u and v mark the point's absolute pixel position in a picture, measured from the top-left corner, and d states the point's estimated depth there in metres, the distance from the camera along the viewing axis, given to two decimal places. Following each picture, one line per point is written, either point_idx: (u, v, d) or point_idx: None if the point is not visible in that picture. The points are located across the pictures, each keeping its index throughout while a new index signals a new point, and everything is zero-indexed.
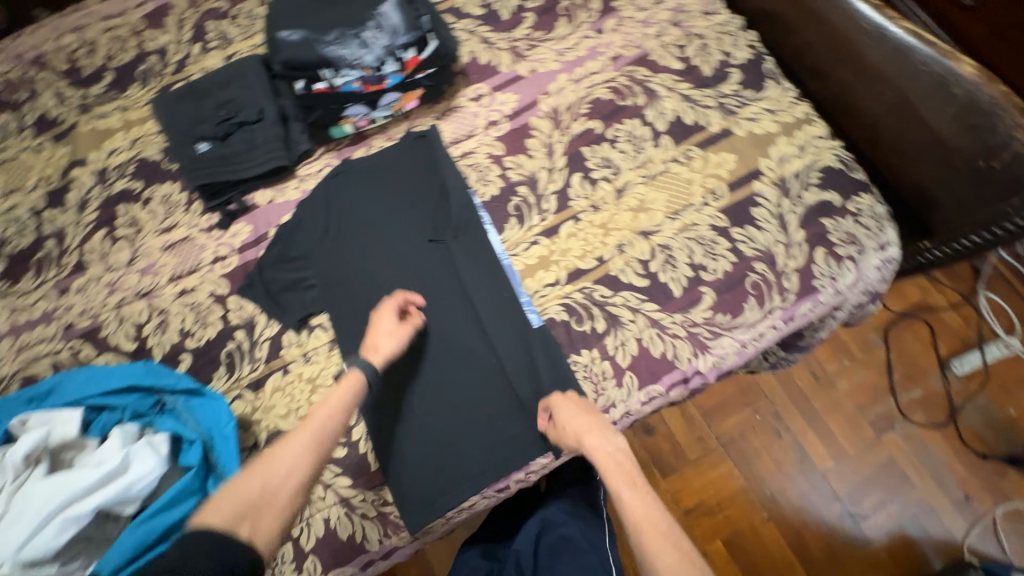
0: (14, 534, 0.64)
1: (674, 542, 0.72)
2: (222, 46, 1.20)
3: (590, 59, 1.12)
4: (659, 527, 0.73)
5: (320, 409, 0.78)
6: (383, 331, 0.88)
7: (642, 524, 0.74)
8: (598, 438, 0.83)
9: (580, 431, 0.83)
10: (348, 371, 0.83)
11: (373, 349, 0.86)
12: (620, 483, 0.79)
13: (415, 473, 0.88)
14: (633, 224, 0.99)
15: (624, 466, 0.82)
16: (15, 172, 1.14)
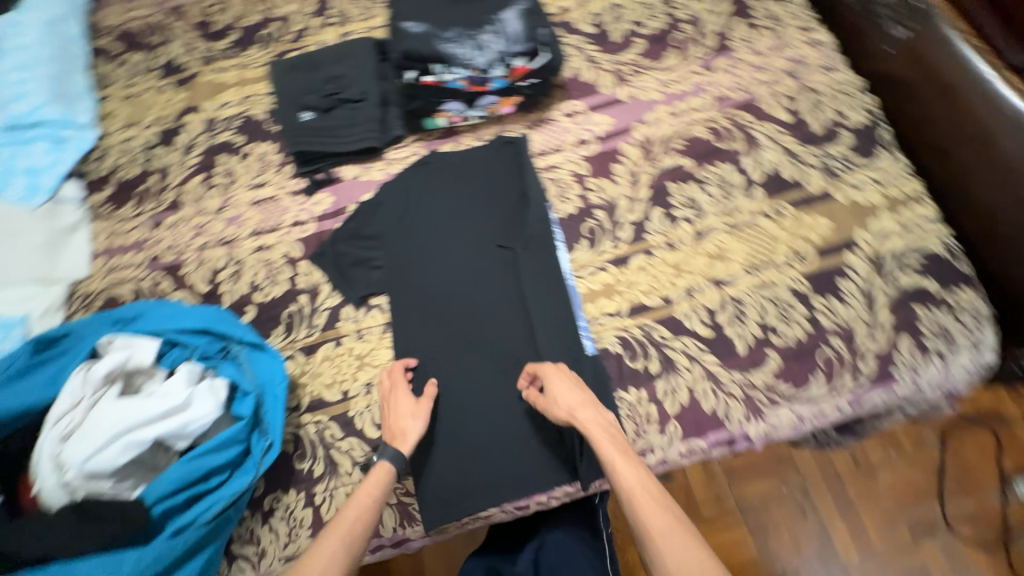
0: (80, 446, 0.68)
1: (667, 507, 0.70)
2: (340, 23, 1.26)
3: (694, 95, 1.10)
4: (653, 496, 0.71)
5: (349, 508, 0.75)
6: (406, 414, 0.86)
7: (635, 492, 0.71)
8: (590, 411, 0.80)
9: (572, 402, 0.81)
10: (377, 462, 0.81)
11: (401, 435, 0.84)
12: (611, 452, 0.75)
13: (442, 472, 0.89)
14: (707, 271, 0.96)
15: (614, 434, 0.78)
16: (137, 108, 1.24)
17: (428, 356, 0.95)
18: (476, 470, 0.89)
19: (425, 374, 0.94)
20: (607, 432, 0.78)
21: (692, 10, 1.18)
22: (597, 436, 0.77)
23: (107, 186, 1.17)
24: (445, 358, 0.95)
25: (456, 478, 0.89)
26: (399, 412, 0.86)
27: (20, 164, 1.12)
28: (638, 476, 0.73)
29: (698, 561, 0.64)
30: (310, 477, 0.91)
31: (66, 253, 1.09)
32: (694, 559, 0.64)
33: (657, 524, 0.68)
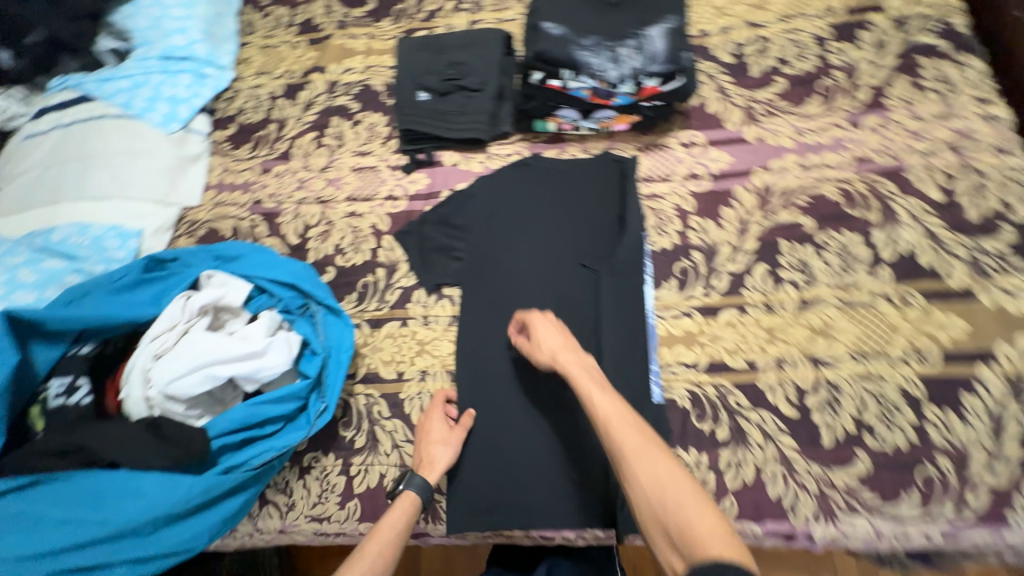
0: (166, 368, 0.72)
1: (638, 429, 0.69)
2: (472, 10, 1.27)
3: (831, 150, 1.00)
4: (625, 421, 0.70)
5: (373, 541, 0.75)
6: (436, 441, 0.86)
7: (611, 419, 0.70)
8: (571, 354, 0.80)
9: (553, 346, 0.81)
10: (402, 491, 0.81)
11: (429, 463, 0.84)
12: (588, 386, 0.75)
13: (475, 482, 0.87)
14: (806, 345, 0.86)
15: (592, 372, 0.78)
16: (271, 58, 1.32)
17: (486, 361, 0.94)
18: (508, 489, 0.86)
19: (480, 378, 0.93)
20: (587, 369, 0.78)
21: (849, 56, 1.07)
22: (575, 374, 0.77)
23: (231, 126, 1.25)
24: (503, 365, 0.93)
25: (488, 491, 0.86)
26: (430, 438, 0.86)
27: (162, 92, 1.19)
28: (613, 402, 0.72)
29: (670, 475, 0.63)
30: (350, 447, 0.93)
31: (185, 179, 1.17)
32: (664, 470, 0.63)
33: (629, 444, 0.67)
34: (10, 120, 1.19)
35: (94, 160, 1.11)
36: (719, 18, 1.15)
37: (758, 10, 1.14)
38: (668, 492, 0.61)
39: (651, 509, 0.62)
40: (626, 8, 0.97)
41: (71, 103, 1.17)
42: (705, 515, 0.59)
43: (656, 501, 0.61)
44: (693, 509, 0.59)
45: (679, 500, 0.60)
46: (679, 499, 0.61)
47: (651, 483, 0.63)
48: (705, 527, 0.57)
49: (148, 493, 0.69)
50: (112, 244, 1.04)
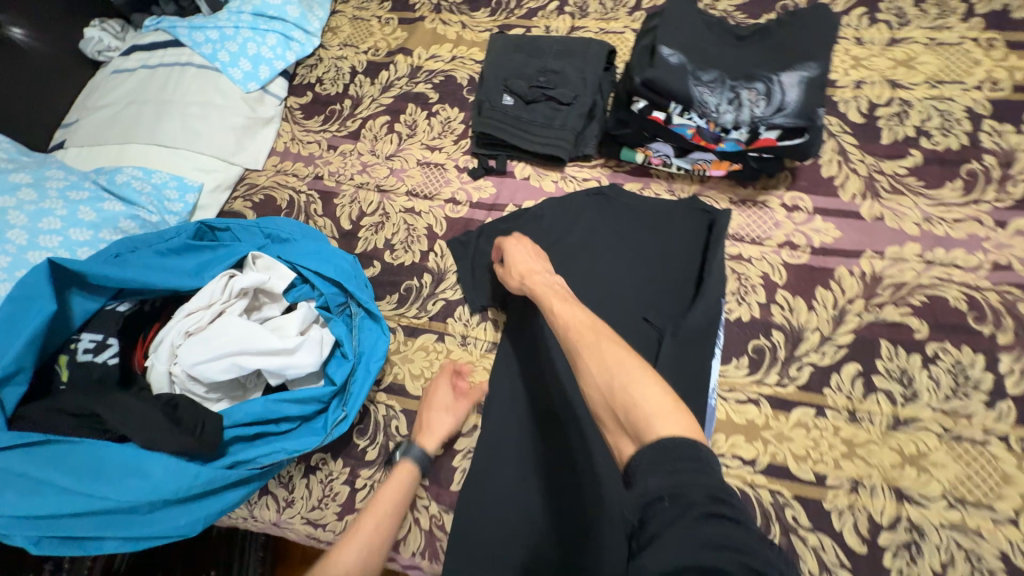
0: (194, 347, 0.69)
1: (592, 328, 0.69)
2: (575, 14, 1.17)
3: (964, 247, 0.85)
4: (583, 325, 0.70)
5: (368, 517, 0.76)
6: (439, 408, 0.85)
7: (571, 327, 0.70)
8: (541, 278, 0.80)
9: (524, 269, 0.82)
10: (399, 462, 0.81)
11: (428, 428, 0.84)
12: (551, 300, 0.75)
13: (468, 541, 0.76)
14: (890, 472, 0.74)
15: (559, 290, 0.78)
16: (359, 32, 1.28)
17: (512, 405, 0.84)
18: (504, 559, 0.73)
19: (502, 426, 0.82)
20: (554, 289, 0.78)
21: (1007, 140, 0.90)
22: (544, 293, 0.78)
23: (308, 94, 1.23)
24: (535, 407, 0.82)
25: (481, 557, 0.74)
26: (433, 405, 0.85)
27: (247, 49, 1.17)
28: (574, 309, 0.73)
29: (619, 362, 0.62)
30: (360, 457, 0.88)
31: (252, 141, 1.15)
32: (615, 358, 0.62)
33: (583, 342, 0.67)
34: (101, 52, 1.19)
35: (170, 106, 1.10)
36: (854, 68, 1.00)
37: (905, 68, 0.99)
38: (617, 376, 0.60)
39: (601, 395, 0.60)
40: (756, 42, 0.87)
41: (161, 45, 1.17)
42: (653, 394, 0.56)
43: (606, 387, 0.60)
44: (641, 389, 0.57)
45: (626, 383, 0.59)
46: (627, 383, 0.59)
47: (602, 372, 0.62)
48: (650, 406, 0.55)
49: (154, 474, 0.65)
50: (171, 195, 1.03)
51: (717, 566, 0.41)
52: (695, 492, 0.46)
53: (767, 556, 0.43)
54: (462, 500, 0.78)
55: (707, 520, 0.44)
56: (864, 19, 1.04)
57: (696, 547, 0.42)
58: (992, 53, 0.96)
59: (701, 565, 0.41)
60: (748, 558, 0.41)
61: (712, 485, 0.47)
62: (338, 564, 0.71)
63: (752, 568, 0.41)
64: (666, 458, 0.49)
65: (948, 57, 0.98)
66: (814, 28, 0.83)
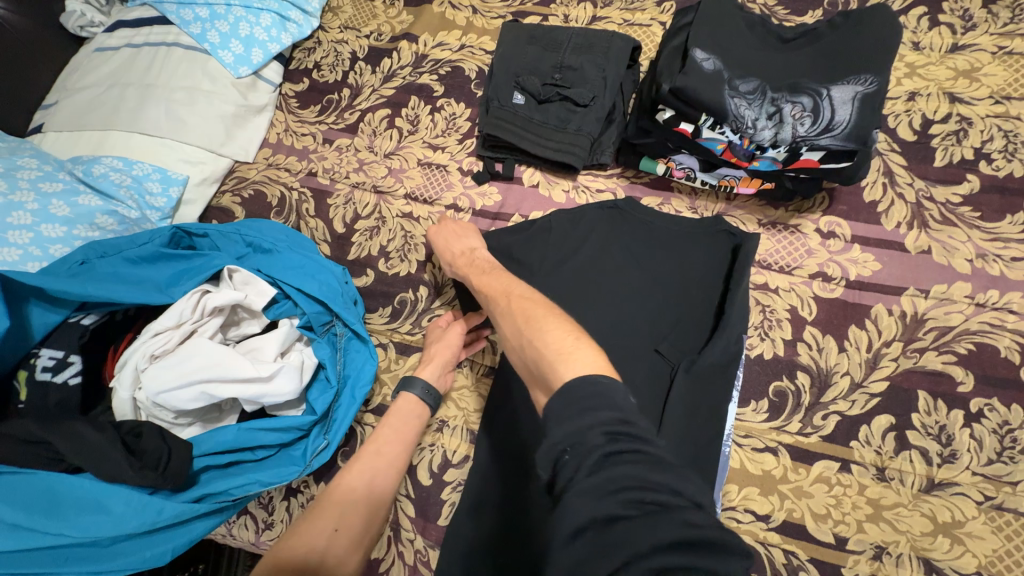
0: (160, 374, 0.63)
1: (505, 291, 0.64)
2: (598, 2, 1.06)
3: (1021, 291, 0.76)
4: (498, 293, 0.65)
5: (370, 450, 0.74)
6: (439, 339, 0.84)
7: (493, 295, 0.66)
8: (466, 258, 0.79)
9: (453, 253, 0.81)
10: (402, 396, 0.80)
11: (428, 358, 0.83)
12: (471, 277, 0.73)
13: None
14: (919, 540, 0.67)
15: (479, 265, 0.75)
16: (362, 13, 1.18)
17: (502, 431, 0.76)
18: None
19: (494, 457, 0.75)
20: (480, 264, 0.76)
21: None
22: (467, 272, 0.76)
23: (304, 81, 1.14)
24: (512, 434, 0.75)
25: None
26: (432, 338, 0.85)
27: (239, 30, 1.07)
28: (492, 279, 0.69)
29: (528, 318, 0.56)
30: None
31: (242, 131, 1.07)
32: (528, 312, 0.57)
33: (501, 308, 0.62)
34: (84, 27, 1.11)
35: (153, 90, 1.02)
36: (908, 77, 0.89)
37: (969, 79, 0.87)
38: (526, 329, 0.54)
39: (519, 360, 0.54)
40: (804, 46, 0.77)
41: (147, 22, 1.08)
42: (556, 339, 0.50)
43: (519, 345, 0.55)
44: (544, 338, 0.51)
45: (532, 335, 0.53)
46: (536, 337, 0.52)
47: (515, 337, 0.56)
48: (553, 349, 0.49)
49: (113, 510, 0.60)
50: (153, 189, 0.96)
51: (618, 514, 0.36)
52: (590, 434, 0.39)
53: (673, 484, 0.37)
54: (446, 539, 0.73)
55: (603, 463, 0.38)
56: (924, 21, 0.92)
57: (591, 496, 0.37)
58: None
59: (597, 517, 0.36)
60: (645, 494, 0.36)
61: (610, 421, 0.40)
62: (345, 483, 0.69)
63: (651, 504, 0.36)
64: (564, 401, 0.43)
65: (1018, 69, 0.86)
66: (875, 35, 0.72)
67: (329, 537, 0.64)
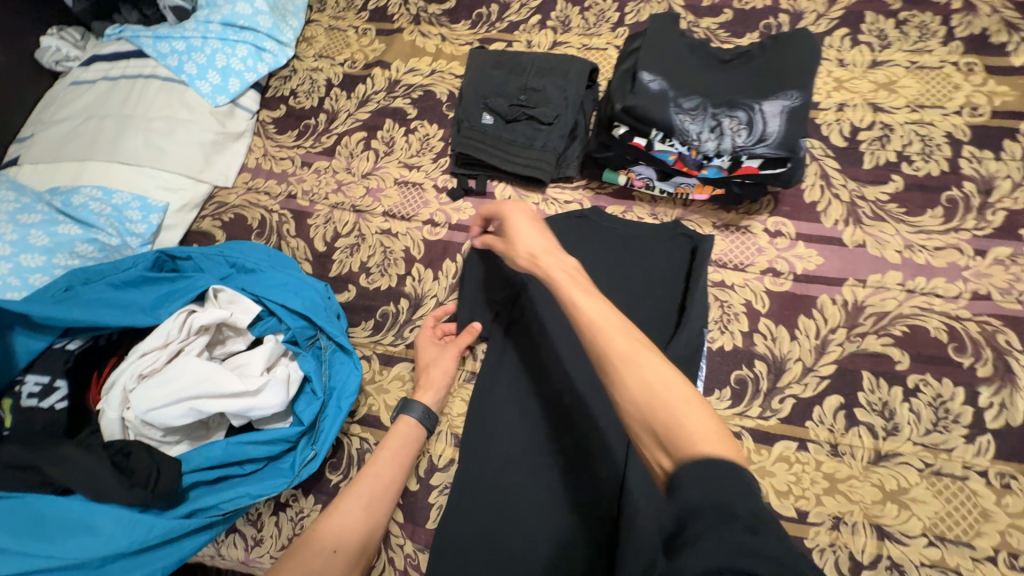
0: (150, 394, 0.65)
1: (620, 322, 0.52)
2: (558, 29, 1.14)
3: (945, 277, 0.84)
4: (607, 322, 0.52)
5: (367, 475, 0.74)
6: (434, 363, 0.86)
7: (597, 324, 0.52)
8: (555, 260, 0.64)
9: (533, 251, 0.66)
10: (399, 419, 0.80)
11: (427, 385, 0.84)
12: (570, 291, 0.57)
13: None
14: (871, 508, 0.74)
15: (574, 274, 0.61)
16: (335, 43, 1.23)
17: (497, 433, 0.79)
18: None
19: (488, 457, 0.78)
20: (569, 274, 0.61)
21: (986, 167, 0.90)
22: (556, 278, 0.60)
23: (281, 108, 1.18)
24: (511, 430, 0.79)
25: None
26: (425, 362, 0.86)
27: (216, 61, 1.11)
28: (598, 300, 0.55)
29: (659, 375, 0.47)
30: (332, 493, 0.84)
31: (221, 157, 1.10)
32: (654, 369, 0.48)
33: (615, 344, 0.50)
34: (59, 62, 1.13)
35: (132, 121, 1.05)
36: (837, 90, 0.99)
37: (887, 91, 0.98)
38: (652, 379, 0.47)
39: (636, 410, 0.47)
40: (740, 66, 0.85)
41: (123, 56, 1.11)
42: (692, 409, 0.45)
43: (643, 398, 0.46)
44: (686, 411, 0.45)
45: (670, 400, 0.45)
46: (670, 397, 0.46)
47: (638, 385, 0.47)
48: (694, 424, 0.44)
49: (103, 530, 0.61)
50: (133, 216, 0.98)
51: None
52: (736, 507, 0.38)
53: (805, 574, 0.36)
54: (442, 530, 0.75)
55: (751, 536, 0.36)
56: (847, 40, 1.02)
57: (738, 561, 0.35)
58: (971, 78, 0.96)
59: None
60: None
61: (754, 505, 0.38)
62: (342, 510, 0.69)
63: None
64: (709, 471, 0.40)
65: (929, 81, 0.97)
66: (797, 56, 0.82)
67: (326, 560, 0.64)
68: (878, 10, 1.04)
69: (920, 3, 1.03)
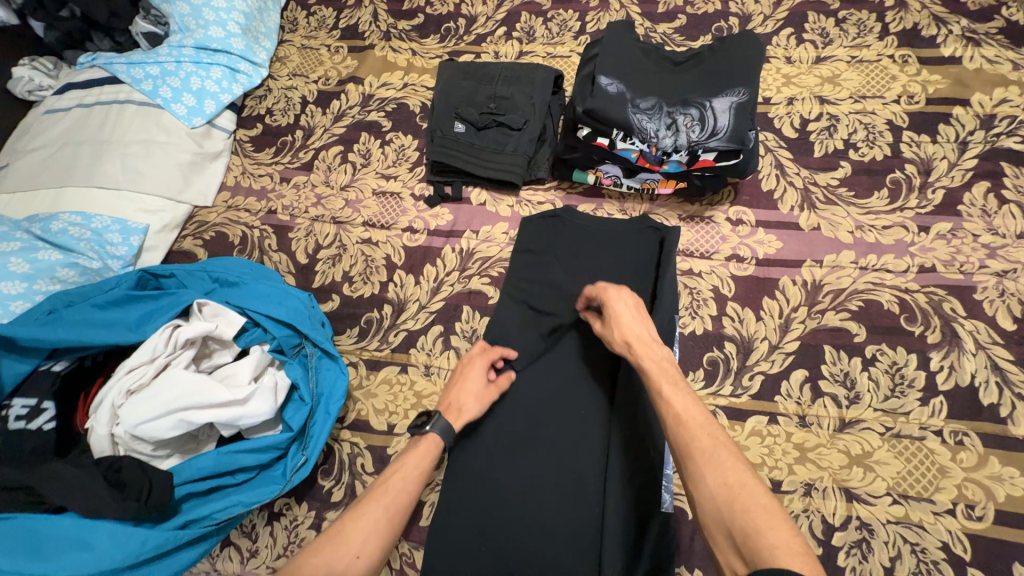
0: (139, 408, 0.66)
1: (707, 426, 0.56)
2: (523, 40, 1.19)
3: (894, 253, 0.90)
4: (695, 421, 0.57)
5: (395, 478, 0.67)
6: (469, 391, 0.79)
7: (685, 421, 0.57)
8: (652, 354, 0.67)
9: (629, 335, 0.69)
10: (426, 433, 0.73)
11: (455, 411, 0.77)
12: (659, 385, 0.62)
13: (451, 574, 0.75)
14: (839, 473, 0.78)
15: (669, 372, 0.64)
16: (309, 62, 1.27)
17: (492, 427, 0.82)
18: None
19: (488, 453, 0.81)
20: (662, 366, 0.65)
21: (924, 150, 0.97)
22: (652, 375, 0.64)
23: (258, 126, 1.21)
24: (512, 427, 0.82)
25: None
26: (465, 388, 0.79)
27: (190, 83, 1.13)
28: (689, 401, 0.59)
29: (740, 479, 0.51)
30: (326, 498, 0.85)
31: (200, 177, 1.12)
32: (737, 474, 0.51)
33: (700, 443, 0.55)
34: (32, 91, 1.14)
35: (109, 146, 1.06)
36: (785, 86, 1.06)
37: (831, 84, 1.05)
38: (733, 483, 0.51)
39: (714, 511, 0.50)
40: (692, 68, 0.91)
41: (98, 83, 1.13)
42: (776, 525, 0.47)
43: (723, 501, 0.50)
44: (770, 524, 0.47)
45: (751, 508, 0.49)
46: (751, 506, 0.49)
47: (718, 486, 0.51)
48: (774, 537, 0.46)
49: (98, 546, 0.62)
50: (113, 239, 0.99)
51: None
52: None
53: None
54: (437, 520, 0.78)
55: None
56: (791, 39, 1.09)
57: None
58: (906, 69, 1.03)
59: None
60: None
61: None
62: (365, 515, 0.63)
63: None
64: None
65: (869, 73, 1.04)
66: (743, 56, 0.88)
67: (347, 564, 0.58)
68: (819, 11, 1.11)
69: (857, 2, 1.11)
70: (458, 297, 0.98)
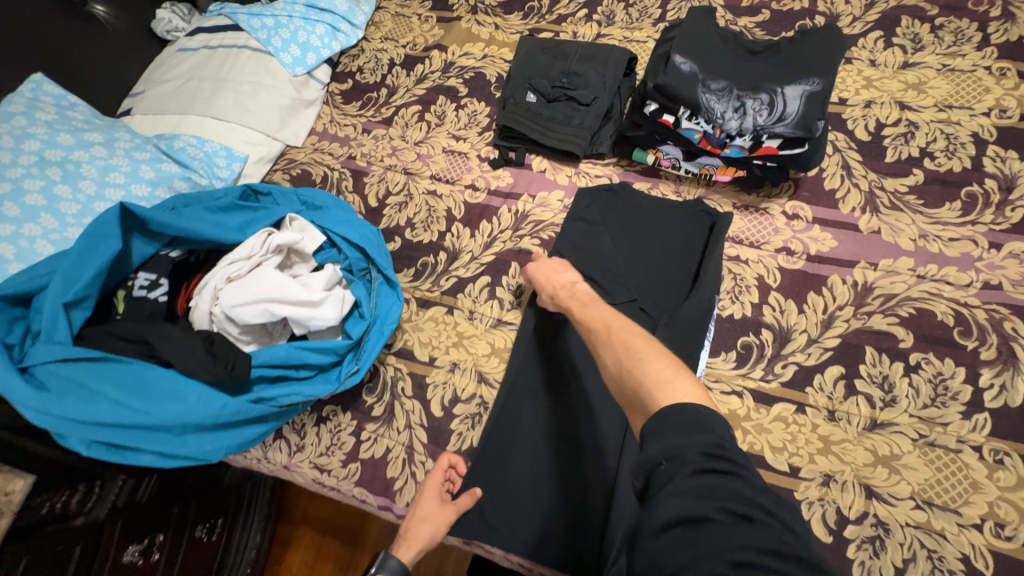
0: (234, 295, 0.78)
1: (604, 324, 0.73)
2: (603, 23, 1.24)
3: (957, 266, 0.88)
4: (597, 324, 0.74)
5: None
6: (422, 516, 0.81)
7: (593, 328, 0.74)
8: (567, 290, 0.85)
9: (554, 289, 0.86)
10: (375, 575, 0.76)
11: (409, 537, 0.79)
12: (573, 309, 0.80)
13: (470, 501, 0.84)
14: (862, 470, 0.79)
15: (583, 297, 0.82)
16: (400, 28, 1.37)
17: (518, 381, 0.91)
18: (508, 514, 0.83)
19: (512, 397, 0.90)
20: (579, 299, 0.82)
21: (1010, 166, 0.93)
22: (570, 305, 0.82)
23: (349, 82, 1.33)
24: (535, 377, 0.91)
25: (479, 520, 0.83)
26: (416, 514, 0.81)
27: (298, 37, 1.27)
28: (594, 311, 0.77)
29: (629, 350, 0.65)
30: (367, 412, 0.95)
31: (294, 120, 1.26)
32: (628, 344, 0.66)
33: (599, 336, 0.72)
34: (169, 31, 1.32)
35: (225, 84, 1.21)
36: (865, 88, 1.04)
37: (915, 90, 1.02)
38: (625, 360, 0.64)
39: (617, 384, 0.64)
40: (768, 57, 0.93)
41: (222, 29, 1.29)
42: (653, 370, 0.60)
43: (616, 374, 0.64)
44: (648, 364, 0.61)
45: (632, 365, 0.62)
46: (635, 356, 0.64)
47: (614, 362, 0.65)
48: (649, 379, 0.59)
49: (189, 400, 0.74)
50: (219, 163, 1.14)
51: (708, 515, 0.44)
52: (688, 453, 0.48)
53: (760, 502, 0.45)
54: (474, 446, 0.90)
55: (696, 477, 0.47)
56: (879, 42, 1.07)
57: (688, 500, 0.45)
58: (1003, 83, 0.99)
59: (689, 516, 0.44)
60: (735, 506, 0.45)
61: (707, 444, 0.49)
62: None
63: (739, 515, 0.44)
64: (673, 424, 0.51)
65: (959, 83, 1.01)
66: (823, 49, 0.89)
67: None
68: (914, 16, 1.08)
69: (958, 11, 1.07)
70: (508, 253, 1.05)
